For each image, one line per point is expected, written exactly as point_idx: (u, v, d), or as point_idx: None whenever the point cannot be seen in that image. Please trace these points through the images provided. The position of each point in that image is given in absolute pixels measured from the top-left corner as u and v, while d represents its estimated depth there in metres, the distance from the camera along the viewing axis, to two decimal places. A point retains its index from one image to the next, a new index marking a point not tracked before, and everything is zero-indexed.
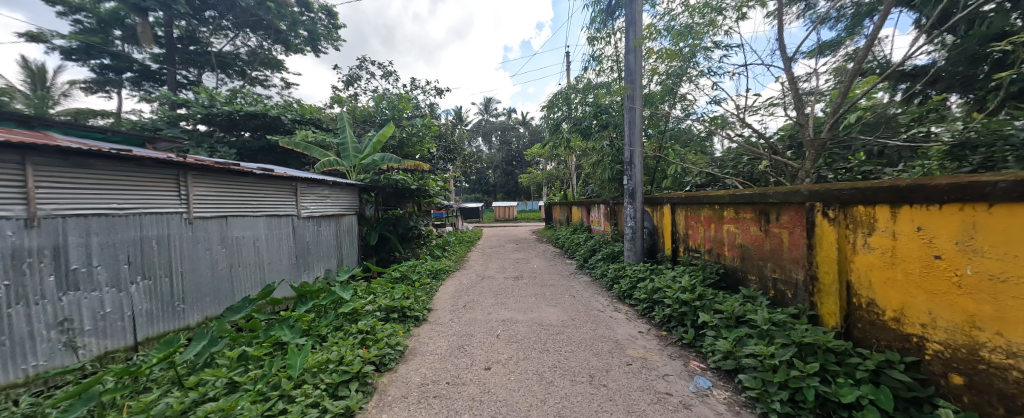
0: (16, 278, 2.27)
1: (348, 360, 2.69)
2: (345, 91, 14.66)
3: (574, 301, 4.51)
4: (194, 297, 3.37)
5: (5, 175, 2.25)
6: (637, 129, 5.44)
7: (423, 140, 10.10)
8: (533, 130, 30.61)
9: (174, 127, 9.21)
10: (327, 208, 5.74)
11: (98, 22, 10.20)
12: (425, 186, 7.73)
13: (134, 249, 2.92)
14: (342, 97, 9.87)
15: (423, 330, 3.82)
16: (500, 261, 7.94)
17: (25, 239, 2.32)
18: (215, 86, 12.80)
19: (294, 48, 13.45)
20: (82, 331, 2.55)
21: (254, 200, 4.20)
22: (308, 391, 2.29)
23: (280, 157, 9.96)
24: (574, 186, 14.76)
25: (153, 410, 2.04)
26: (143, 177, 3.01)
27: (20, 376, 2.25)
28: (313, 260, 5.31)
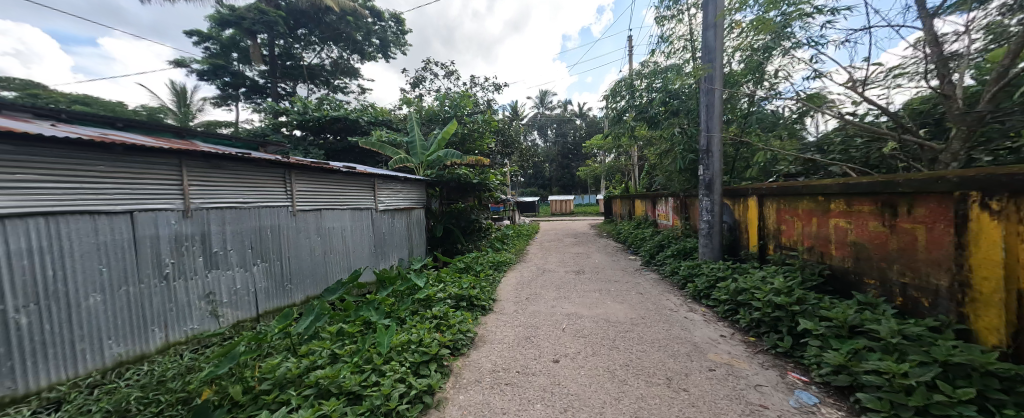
0: (178, 257, 2.84)
1: (427, 342, 2.91)
2: (411, 92, 15.66)
3: (643, 299, 4.30)
4: (298, 279, 3.94)
5: (169, 175, 2.82)
6: (715, 113, 4.94)
7: (483, 136, 10.37)
8: (592, 121, 29.63)
9: (277, 133, 10.72)
10: (399, 202, 6.22)
11: (222, 48, 12.30)
12: (486, 180, 7.96)
13: (254, 237, 3.48)
14: (410, 98, 10.54)
15: (489, 319, 3.98)
16: (559, 255, 7.88)
17: (183, 227, 2.89)
18: (307, 95, 14.56)
19: (368, 56, 14.78)
20: (222, 302, 3.13)
21: (340, 195, 4.70)
22: (396, 367, 2.52)
23: (358, 156, 11.03)
24: (636, 178, 14.02)
25: (278, 372, 2.42)
26: (258, 175, 3.55)
27: (183, 335, 2.84)
28: (389, 249, 5.81)
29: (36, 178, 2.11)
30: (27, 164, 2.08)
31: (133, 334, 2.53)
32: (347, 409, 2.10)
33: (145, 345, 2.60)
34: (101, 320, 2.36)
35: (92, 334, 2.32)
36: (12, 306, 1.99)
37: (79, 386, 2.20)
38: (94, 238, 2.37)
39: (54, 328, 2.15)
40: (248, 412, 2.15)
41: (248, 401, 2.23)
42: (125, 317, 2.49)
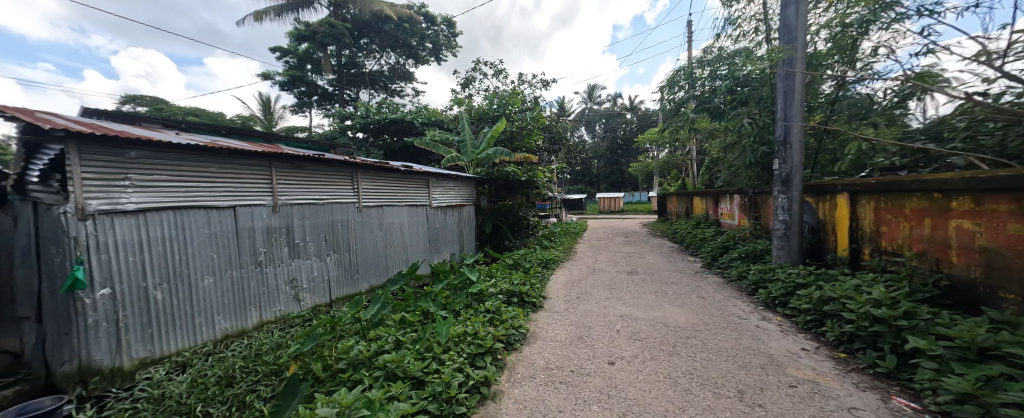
0: (269, 247, 3.23)
1: (482, 335, 3.00)
2: (462, 93, 16.10)
3: (705, 303, 3.99)
4: (363, 269, 4.29)
5: (262, 175, 3.21)
6: (795, 100, 4.41)
7: (531, 133, 10.36)
8: (646, 114, 28.17)
9: (343, 135, 11.72)
10: (451, 199, 6.45)
11: (299, 61, 13.71)
12: (534, 177, 7.96)
13: (328, 230, 3.85)
14: (461, 98, 10.83)
15: (540, 316, 3.97)
16: (610, 254, 7.61)
17: (272, 220, 3.28)
18: (368, 99, 15.67)
19: (422, 60, 15.54)
20: (302, 288, 3.51)
21: (399, 192, 5.00)
22: (454, 357, 2.63)
23: (413, 155, 11.64)
24: (694, 173, 13.07)
25: (352, 354, 2.66)
26: (331, 175, 3.91)
27: (273, 315, 3.24)
28: (442, 244, 6.07)
29: (167, 178, 2.53)
30: (161, 166, 2.50)
31: (236, 312, 2.94)
32: (412, 393, 2.24)
33: (245, 321, 3.01)
34: (212, 298, 2.78)
35: (206, 309, 2.73)
36: (152, 284, 2.41)
37: (198, 353, 2.61)
38: (207, 228, 2.78)
39: (180, 304, 2.56)
40: (328, 387, 2.41)
41: (328, 377, 2.49)
42: (230, 297, 2.90)
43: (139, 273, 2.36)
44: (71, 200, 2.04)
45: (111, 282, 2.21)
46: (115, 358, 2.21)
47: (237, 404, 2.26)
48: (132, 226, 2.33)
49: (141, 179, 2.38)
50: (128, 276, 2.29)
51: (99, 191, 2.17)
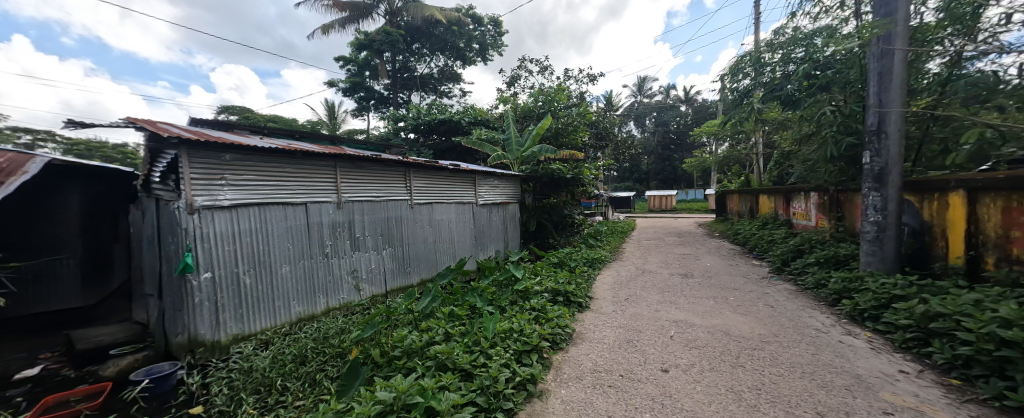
0: (333, 241, 3.56)
1: (527, 332, 2.98)
2: (507, 91, 16.10)
3: (774, 312, 3.61)
4: (416, 263, 4.52)
5: (327, 175, 3.52)
6: (894, 82, 3.81)
7: (577, 129, 10.12)
8: (703, 106, 26.23)
9: (396, 136, 12.35)
10: (497, 196, 6.52)
11: (358, 68, 14.75)
12: (580, 174, 7.77)
13: (384, 225, 4.10)
14: (507, 96, 10.86)
15: (586, 317, 3.86)
16: (661, 255, 7.19)
17: (336, 216, 3.60)
18: (419, 101, 16.39)
19: (469, 61, 15.91)
20: (362, 279, 3.82)
21: (448, 190, 5.16)
22: (501, 353, 2.64)
23: (460, 154, 11.94)
24: (760, 169, 11.89)
25: (406, 343, 2.78)
26: (387, 174, 4.14)
27: (337, 302, 3.59)
28: (488, 241, 6.16)
29: (254, 176, 2.95)
30: (246, 168, 2.90)
31: (307, 298, 3.31)
32: (461, 384, 2.28)
33: (314, 307, 3.38)
34: (288, 285, 3.17)
35: (284, 294, 3.13)
36: (242, 270, 2.84)
37: (277, 333, 3.00)
38: (284, 222, 3.16)
39: (263, 288, 2.97)
40: (385, 372, 2.56)
41: (384, 363, 2.65)
42: (302, 284, 3.27)
43: (232, 261, 2.79)
44: (183, 197, 2.49)
45: (211, 268, 2.65)
46: (215, 332, 2.69)
47: (308, 381, 2.54)
48: (227, 220, 2.76)
49: (234, 178, 2.82)
50: (224, 263, 2.73)
51: (203, 190, 2.61)
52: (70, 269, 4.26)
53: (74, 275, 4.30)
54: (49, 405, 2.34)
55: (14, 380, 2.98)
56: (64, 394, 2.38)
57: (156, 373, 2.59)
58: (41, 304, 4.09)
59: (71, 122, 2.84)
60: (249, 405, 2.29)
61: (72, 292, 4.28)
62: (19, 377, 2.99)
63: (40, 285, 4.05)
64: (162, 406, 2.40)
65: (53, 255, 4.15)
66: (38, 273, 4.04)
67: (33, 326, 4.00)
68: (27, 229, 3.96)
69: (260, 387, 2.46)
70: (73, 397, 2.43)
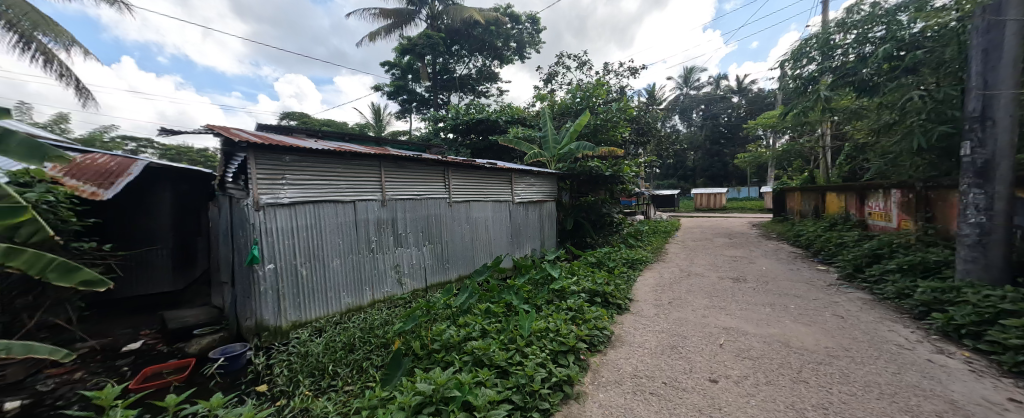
0: (378, 236, 3.73)
1: (564, 332, 2.91)
2: (545, 88, 15.94)
3: (843, 324, 3.23)
4: (454, 260, 4.61)
5: (373, 174, 3.69)
6: (1003, 58, 3.27)
7: (617, 125, 9.78)
8: (756, 97, 24.31)
9: (436, 136, 12.69)
10: (533, 195, 6.46)
11: (401, 71, 15.37)
12: (620, 172, 7.49)
13: (424, 223, 4.22)
14: (544, 94, 10.74)
15: (626, 320, 3.70)
16: (709, 257, 6.74)
17: (381, 214, 3.76)
18: (458, 102, 16.57)
19: (507, 60, 16.00)
20: (404, 274, 3.97)
21: (485, 189, 5.19)
22: (536, 352, 2.59)
23: (497, 153, 12.02)
24: (826, 164, 10.76)
25: (445, 337, 2.82)
26: (427, 172, 4.25)
27: (382, 295, 3.75)
28: (524, 239, 6.12)
29: (310, 176, 3.21)
30: (302, 169, 3.15)
31: (355, 290, 3.51)
32: (497, 381, 2.27)
33: (362, 299, 3.57)
34: (339, 277, 3.39)
35: (335, 286, 3.36)
36: (299, 262, 3.11)
37: (329, 321, 3.21)
38: (335, 219, 3.38)
39: (316, 279, 3.22)
40: (425, 364, 2.61)
41: (425, 355, 2.71)
42: (350, 277, 3.47)
43: (291, 253, 3.05)
44: (251, 195, 2.80)
45: (273, 259, 2.93)
46: (278, 318, 2.97)
47: (356, 368, 2.67)
48: (286, 216, 3.04)
49: (292, 178, 3.09)
50: (283, 255, 3.00)
51: (266, 189, 2.90)
52: (163, 259, 4.96)
53: (166, 263, 4.99)
54: (147, 376, 2.70)
55: (122, 351, 3.48)
56: (159, 367, 2.74)
57: (230, 353, 2.82)
58: (143, 287, 4.76)
59: (162, 130, 3.36)
60: (306, 387, 2.46)
61: (165, 278, 4.98)
62: (126, 349, 3.49)
63: (141, 270, 4.74)
64: (234, 382, 2.67)
65: (149, 245, 4.85)
66: (138, 261, 4.74)
67: (136, 306, 4.63)
68: (131, 223, 4.72)
69: (315, 370, 2.64)
70: (166, 370, 2.78)
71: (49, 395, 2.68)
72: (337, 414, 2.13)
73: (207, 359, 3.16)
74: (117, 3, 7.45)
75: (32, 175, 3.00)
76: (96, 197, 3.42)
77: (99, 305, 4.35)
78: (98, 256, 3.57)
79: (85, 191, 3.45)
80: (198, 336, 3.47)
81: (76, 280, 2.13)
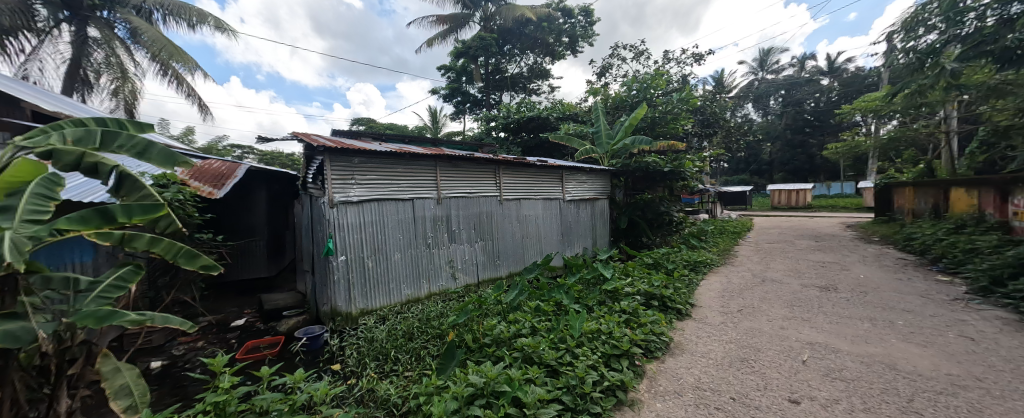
0: (434, 233, 3.84)
1: (617, 336, 2.74)
2: (598, 82, 15.37)
3: (972, 348, 2.65)
4: (505, 257, 4.61)
5: (429, 173, 3.81)
6: None
7: (678, 117, 9.11)
8: (846, 79, 21.22)
9: (488, 135, 12.87)
10: (585, 192, 6.25)
11: (455, 74, 15.84)
12: (680, 167, 6.96)
13: (477, 220, 4.27)
14: (597, 88, 10.36)
15: (687, 326, 3.41)
16: (787, 261, 6.00)
17: (437, 211, 3.87)
18: (509, 101, 16.60)
19: (558, 56, 15.72)
20: (458, 269, 4.06)
21: (536, 186, 5.11)
22: (588, 353, 2.47)
23: (547, 150, 11.87)
24: (945, 155, 8.98)
25: (496, 332, 2.82)
26: (478, 171, 4.29)
27: (438, 288, 3.87)
28: (575, 238, 5.95)
29: (374, 176, 3.39)
30: (368, 169, 3.34)
31: (414, 283, 3.66)
32: (547, 380, 2.20)
33: (419, 291, 3.71)
34: (399, 269, 3.55)
35: (396, 277, 3.53)
36: (365, 255, 3.31)
37: (391, 311, 3.38)
38: (396, 215, 3.53)
39: (380, 271, 3.40)
40: (477, 357, 2.63)
41: (477, 348, 2.73)
42: (410, 271, 3.63)
43: (358, 246, 3.25)
44: (326, 194, 3.03)
45: (344, 251, 3.15)
46: (348, 306, 3.19)
47: (415, 355, 2.77)
48: (355, 213, 3.23)
49: (361, 178, 3.29)
50: (352, 248, 3.21)
51: (338, 188, 3.12)
52: (261, 249, 5.63)
53: (262, 253, 5.65)
54: (249, 348, 3.13)
55: (230, 326, 4.07)
56: (257, 341, 3.16)
57: (311, 333, 3.11)
58: (246, 272, 5.45)
59: (259, 138, 3.79)
60: (371, 369, 2.61)
61: (262, 265, 5.64)
62: (233, 325, 4.09)
63: (245, 259, 5.43)
64: (315, 360, 2.96)
65: (251, 237, 5.53)
66: (243, 250, 5.43)
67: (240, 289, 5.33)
68: (237, 217, 5.43)
69: (378, 355, 2.79)
70: (263, 345, 3.20)
71: (181, 359, 3.30)
72: (397, 397, 2.22)
73: (293, 338, 3.55)
74: (226, 31, 8.62)
75: (169, 177, 3.69)
76: (212, 196, 3.99)
77: (213, 287, 5.08)
78: (213, 245, 4.23)
79: (204, 191, 4.05)
80: (286, 317, 3.91)
81: (197, 265, 2.53)
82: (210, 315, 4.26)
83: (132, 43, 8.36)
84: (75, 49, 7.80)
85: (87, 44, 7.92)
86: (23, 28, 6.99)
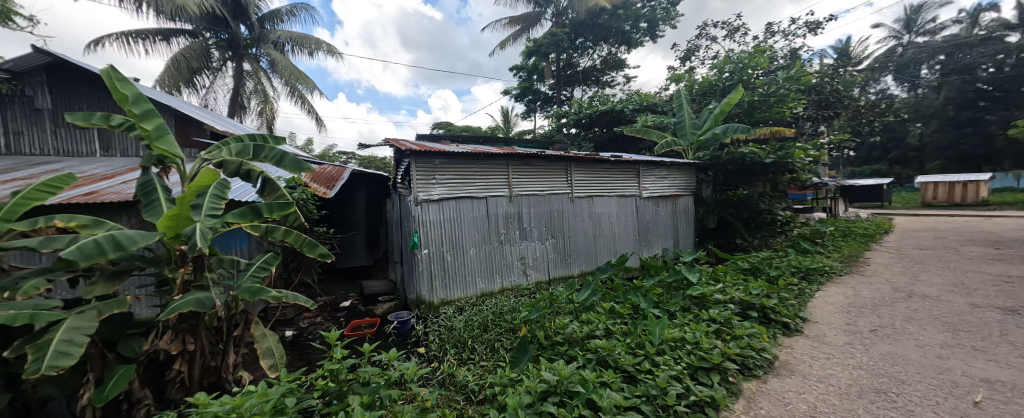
0: (507, 230, 3.93)
1: (706, 347, 2.46)
2: (682, 67, 14.03)
3: None
4: (576, 255, 4.50)
5: (502, 172, 3.90)
6: None
7: (784, 100, 7.84)
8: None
9: (560, 132, 12.68)
10: (665, 188, 5.77)
11: (527, 72, 15.91)
12: (786, 158, 6.01)
13: (548, 218, 4.24)
14: (681, 74, 9.47)
15: (797, 344, 2.93)
16: (944, 273, 4.75)
17: (509, 209, 3.95)
18: (582, 96, 16.14)
19: (635, 43, 14.78)
20: (530, 266, 4.09)
21: (609, 183, 4.88)
22: (671, 363, 2.27)
23: (623, 144, 11.27)
24: None
25: (568, 330, 2.77)
26: (550, 168, 4.26)
27: (510, 284, 3.95)
28: (653, 237, 5.54)
29: (452, 175, 3.59)
30: (447, 170, 3.55)
31: (488, 277, 3.80)
32: (625, 386, 2.08)
33: (493, 285, 3.84)
34: (475, 264, 3.72)
35: (472, 271, 3.70)
36: (445, 249, 3.53)
37: (467, 302, 3.56)
38: (472, 212, 3.70)
39: (458, 264, 3.60)
40: (550, 354, 2.62)
41: (549, 345, 2.72)
42: (485, 265, 3.78)
43: (439, 241, 3.49)
44: (412, 193, 3.32)
45: (426, 245, 3.41)
46: (430, 296, 3.45)
47: (490, 347, 2.87)
48: (436, 210, 3.47)
49: (440, 178, 3.51)
50: (433, 242, 3.46)
51: (420, 187, 3.38)
52: (361, 241, 6.42)
53: (362, 245, 6.44)
54: (354, 326, 3.61)
55: (339, 306, 4.71)
56: (360, 320, 3.64)
57: (401, 318, 3.39)
58: (349, 261, 6.27)
59: (359, 145, 4.31)
60: (450, 356, 2.78)
61: (362, 256, 6.43)
62: (341, 305, 4.72)
63: (349, 250, 6.25)
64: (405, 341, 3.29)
65: (353, 231, 6.35)
66: (347, 242, 6.27)
67: (345, 275, 6.17)
68: (344, 213, 6.30)
69: (456, 343, 2.95)
70: (365, 324, 3.67)
71: (306, 331, 3.93)
72: (474, 384, 2.33)
73: (387, 321, 3.98)
74: (335, 54, 9.98)
75: (298, 180, 4.41)
76: (325, 195, 4.64)
77: (326, 273, 5.98)
78: (327, 237, 4.96)
79: (319, 191, 4.72)
80: (381, 302, 4.39)
81: (316, 252, 2.98)
82: (325, 296, 5.01)
83: (271, 72, 10.18)
84: (235, 81, 9.82)
85: (242, 76, 9.92)
86: (203, 68, 9.05)
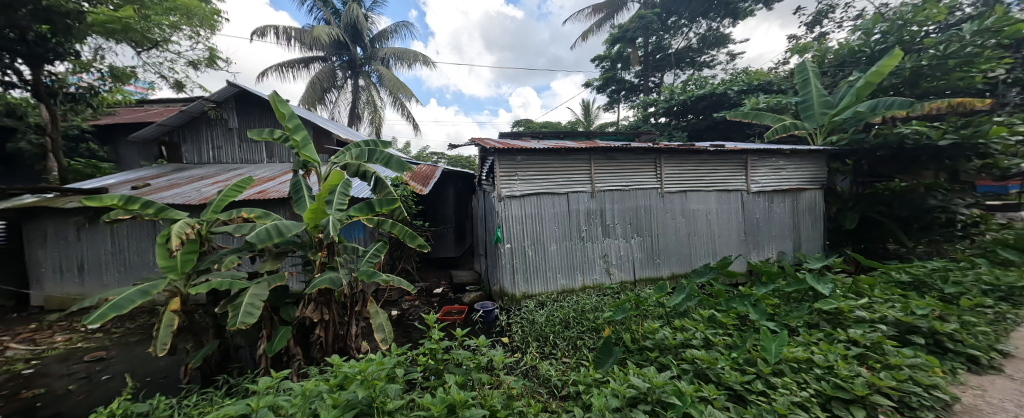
0: (589, 226, 3.83)
1: (844, 374, 2.02)
2: (806, 35, 11.69)
3: None
4: (666, 255, 4.14)
5: (584, 168, 3.81)
6: None
7: (973, 61, 5.89)
8: None
9: (647, 122, 11.73)
10: (783, 182, 4.90)
11: (611, 61, 14.92)
12: (975, 138, 4.54)
13: (633, 215, 4.00)
14: (806, 43, 7.88)
15: (989, 384, 2.22)
16: None
17: (592, 205, 3.84)
18: (673, 80, 14.68)
19: (743, 14, 12.82)
20: (613, 264, 3.92)
21: (707, 176, 4.36)
22: (793, 388, 1.93)
23: (725, 131, 9.91)
24: None
25: (658, 336, 2.57)
26: (636, 162, 4.01)
27: (592, 281, 3.85)
28: (764, 239, 4.77)
29: (534, 172, 3.64)
30: (529, 167, 3.61)
31: (570, 273, 3.76)
32: (730, 405, 1.85)
33: (574, 282, 3.78)
34: (556, 260, 3.72)
35: (553, 266, 3.71)
36: (526, 244, 3.61)
37: (549, 297, 3.59)
38: (553, 208, 3.70)
39: (539, 259, 3.65)
40: (638, 359, 2.47)
41: (636, 350, 2.58)
42: (566, 262, 3.75)
43: (521, 236, 3.58)
44: (497, 190, 3.47)
45: (509, 239, 3.55)
46: (512, 288, 3.58)
47: (572, 344, 2.84)
48: (518, 206, 3.57)
49: (523, 174, 3.59)
50: (516, 237, 3.56)
51: (504, 184, 3.52)
52: (450, 235, 6.96)
53: (451, 238, 6.97)
54: (447, 312, 3.93)
55: (433, 293, 5.19)
56: (452, 307, 3.94)
57: (486, 307, 3.59)
58: (440, 253, 6.85)
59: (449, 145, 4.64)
60: (533, 348, 2.83)
61: (451, 248, 6.96)
62: (436, 292, 5.18)
63: (440, 242, 6.84)
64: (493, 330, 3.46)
65: (443, 225, 6.92)
66: (439, 235, 6.86)
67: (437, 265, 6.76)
68: (436, 209, 6.92)
69: (538, 337, 3.00)
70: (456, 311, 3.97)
71: (408, 312, 4.44)
72: (557, 379, 2.34)
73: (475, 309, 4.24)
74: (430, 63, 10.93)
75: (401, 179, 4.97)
76: (423, 192, 5.14)
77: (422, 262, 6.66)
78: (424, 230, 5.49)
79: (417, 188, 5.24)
80: (469, 291, 4.70)
81: (416, 242, 3.34)
82: (421, 283, 5.57)
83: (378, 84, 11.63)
84: (353, 95, 11.49)
85: (357, 90, 11.56)
86: (330, 86, 10.81)
